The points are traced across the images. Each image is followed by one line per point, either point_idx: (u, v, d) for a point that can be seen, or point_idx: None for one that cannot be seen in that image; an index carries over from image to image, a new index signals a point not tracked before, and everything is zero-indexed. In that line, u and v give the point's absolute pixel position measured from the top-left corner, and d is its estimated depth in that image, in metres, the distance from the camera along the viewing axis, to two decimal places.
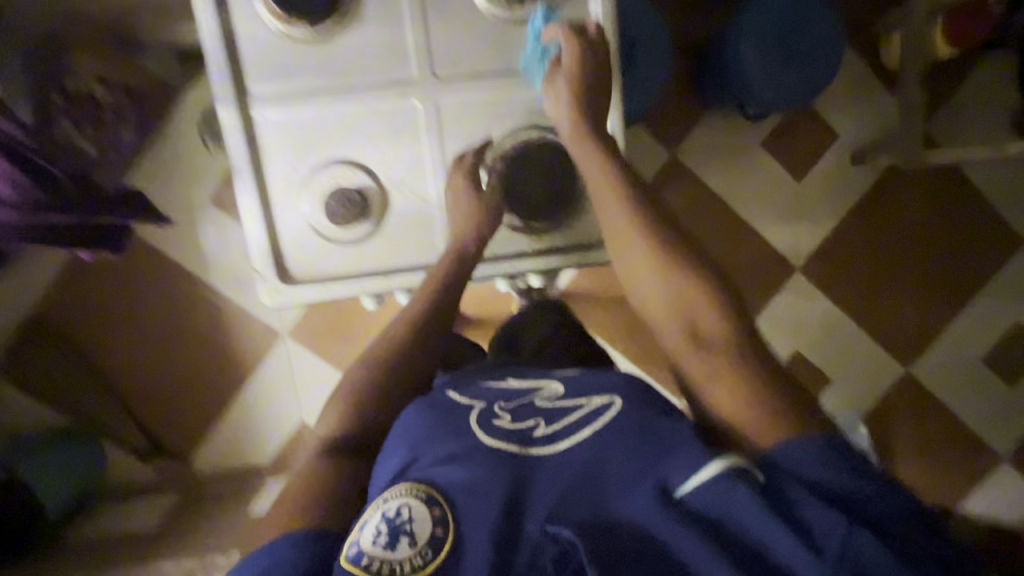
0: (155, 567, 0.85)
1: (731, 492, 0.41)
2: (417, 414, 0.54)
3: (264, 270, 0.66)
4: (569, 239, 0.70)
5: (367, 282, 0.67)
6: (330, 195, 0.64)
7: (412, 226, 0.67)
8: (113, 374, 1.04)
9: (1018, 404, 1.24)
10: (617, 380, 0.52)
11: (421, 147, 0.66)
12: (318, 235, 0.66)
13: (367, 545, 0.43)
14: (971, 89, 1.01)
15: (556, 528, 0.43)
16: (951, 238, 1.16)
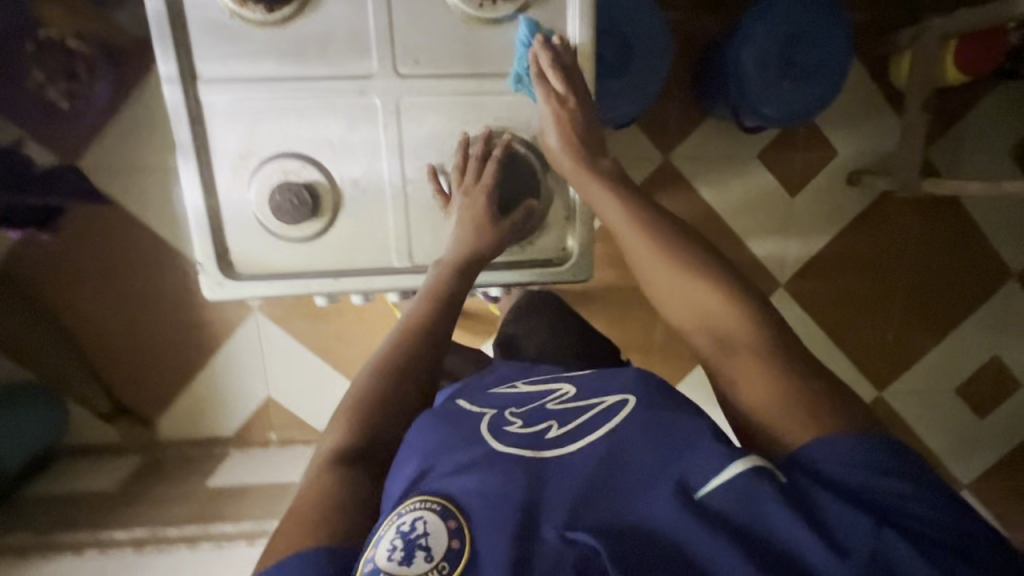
0: (107, 532, 0.85)
1: (757, 489, 0.40)
2: (430, 421, 0.51)
3: (207, 263, 0.64)
4: (528, 255, 0.69)
5: (316, 280, 0.65)
6: (277, 190, 0.62)
7: (365, 229, 0.65)
8: (75, 336, 1.02)
9: (989, 434, 1.24)
10: (630, 380, 0.52)
11: (381, 143, 0.63)
12: (265, 231, 0.64)
13: (383, 562, 0.39)
14: (975, 118, 0.98)
15: (574, 533, 0.39)
16: (940, 266, 1.14)
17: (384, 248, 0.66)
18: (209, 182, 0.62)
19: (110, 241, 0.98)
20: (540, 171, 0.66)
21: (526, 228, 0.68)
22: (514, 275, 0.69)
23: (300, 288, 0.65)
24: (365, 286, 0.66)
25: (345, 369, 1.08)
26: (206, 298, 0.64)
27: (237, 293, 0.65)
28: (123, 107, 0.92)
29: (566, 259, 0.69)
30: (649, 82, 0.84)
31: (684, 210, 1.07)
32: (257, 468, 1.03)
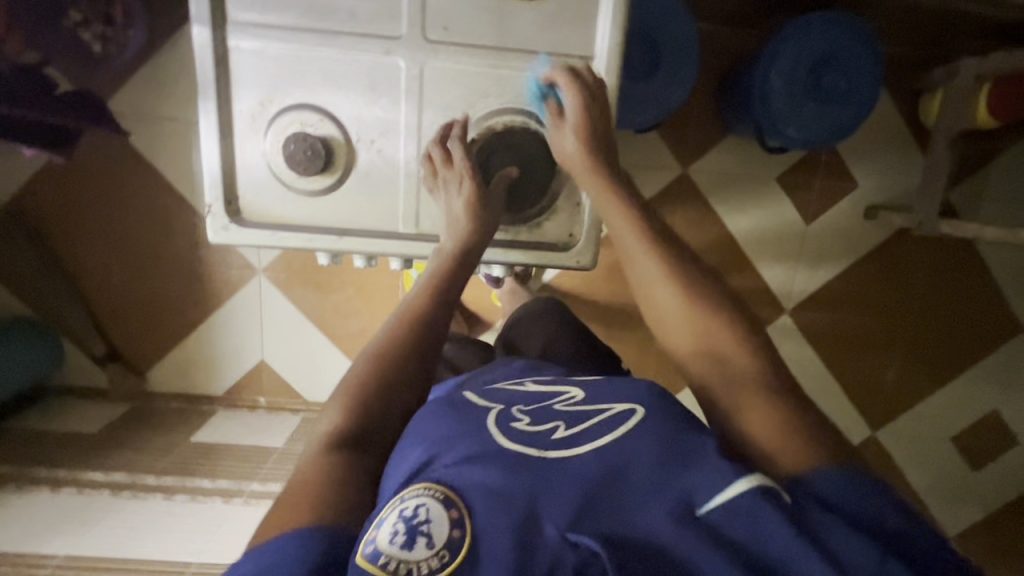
0: (86, 472, 0.85)
1: (761, 510, 0.39)
2: (436, 414, 0.51)
3: (215, 205, 0.63)
4: (538, 237, 0.68)
5: (319, 237, 0.64)
6: (293, 140, 0.60)
7: (374, 190, 0.64)
8: (79, 274, 1.02)
9: (979, 488, 1.22)
10: (642, 390, 0.51)
11: (398, 111, 0.63)
12: (276, 178, 0.63)
13: (385, 544, 0.38)
14: (1001, 165, 0.97)
15: (578, 535, 0.39)
16: (949, 311, 1.13)
17: (392, 213, 0.65)
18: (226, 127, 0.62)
19: (125, 187, 0.99)
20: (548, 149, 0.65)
21: (537, 208, 0.67)
22: (519, 256, 0.67)
23: (302, 242, 0.64)
24: (368, 248, 0.65)
25: (341, 343, 1.08)
26: (210, 240, 0.63)
27: (242, 241, 0.64)
28: (156, 55, 0.93)
29: (572, 244, 0.68)
30: (677, 88, 0.83)
31: (698, 222, 1.06)
32: (241, 429, 1.03)
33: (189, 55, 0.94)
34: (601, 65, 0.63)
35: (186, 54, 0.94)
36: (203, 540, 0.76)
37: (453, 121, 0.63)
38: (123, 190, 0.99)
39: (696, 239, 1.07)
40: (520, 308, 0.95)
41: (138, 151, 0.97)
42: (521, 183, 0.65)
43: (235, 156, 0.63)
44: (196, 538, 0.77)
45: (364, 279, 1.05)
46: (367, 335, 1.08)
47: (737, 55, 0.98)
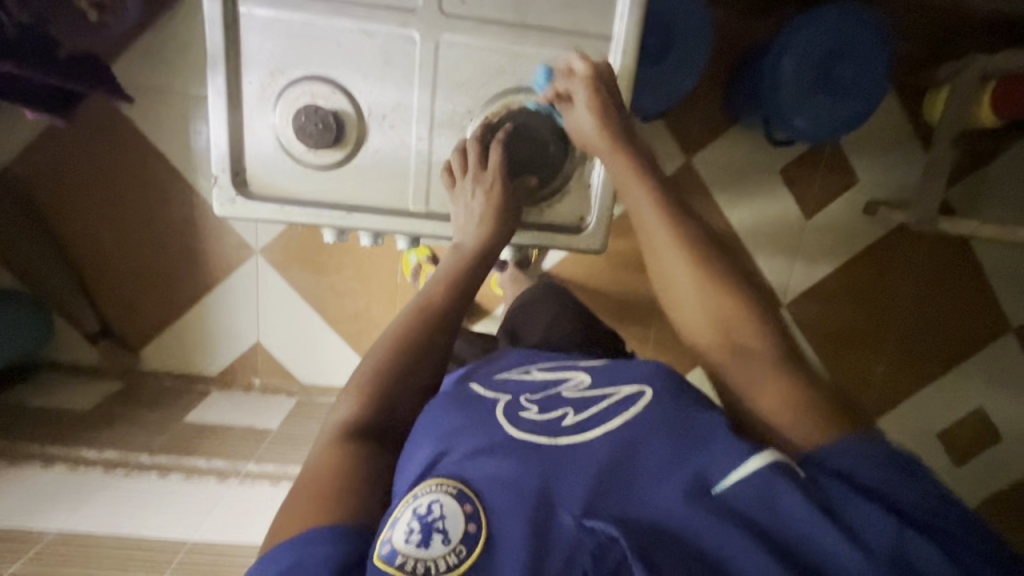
0: (79, 449, 0.84)
1: (776, 486, 0.39)
2: (443, 408, 0.49)
3: (221, 176, 0.61)
4: (550, 218, 0.67)
5: (326, 213, 0.63)
6: (303, 112, 0.59)
7: (383, 168, 0.63)
8: (73, 248, 1.00)
9: (963, 482, 1.25)
10: (642, 372, 0.51)
11: (411, 87, 0.61)
12: (285, 152, 0.61)
13: (401, 543, 0.38)
14: (1001, 165, 0.98)
15: (593, 521, 0.39)
16: (943, 308, 1.14)
17: (401, 192, 0.64)
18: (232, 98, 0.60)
19: (121, 162, 0.97)
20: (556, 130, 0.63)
21: (550, 187, 0.66)
22: (531, 238, 0.67)
23: (308, 216, 0.63)
24: (375, 226, 0.64)
25: (339, 326, 1.07)
26: (215, 212, 0.61)
27: (246, 213, 0.63)
28: (157, 26, 0.91)
29: (584, 227, 0.67)
30: (685, 78, 0.83)
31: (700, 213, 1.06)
32: (237, 410, 1.02)
33: (188, 27, 0.91)
34: (620, 40, 0.61)
35: (184, 26, 0.91)
36: (199, 519, 0.76)
37: (467, 99, 0.62)
38: (120, 163, 0.97)
39: None
40: (523, 293, 0.95)
41: (135, 123, 0.95)
42: (529, 157, 0.63)
43: (239, 128, 0.61)
44: (192, 516, 0.77)
45: (363, 261, 1.04)
46: (366, 318, 1.07)
47: (745, 46, 0.97)
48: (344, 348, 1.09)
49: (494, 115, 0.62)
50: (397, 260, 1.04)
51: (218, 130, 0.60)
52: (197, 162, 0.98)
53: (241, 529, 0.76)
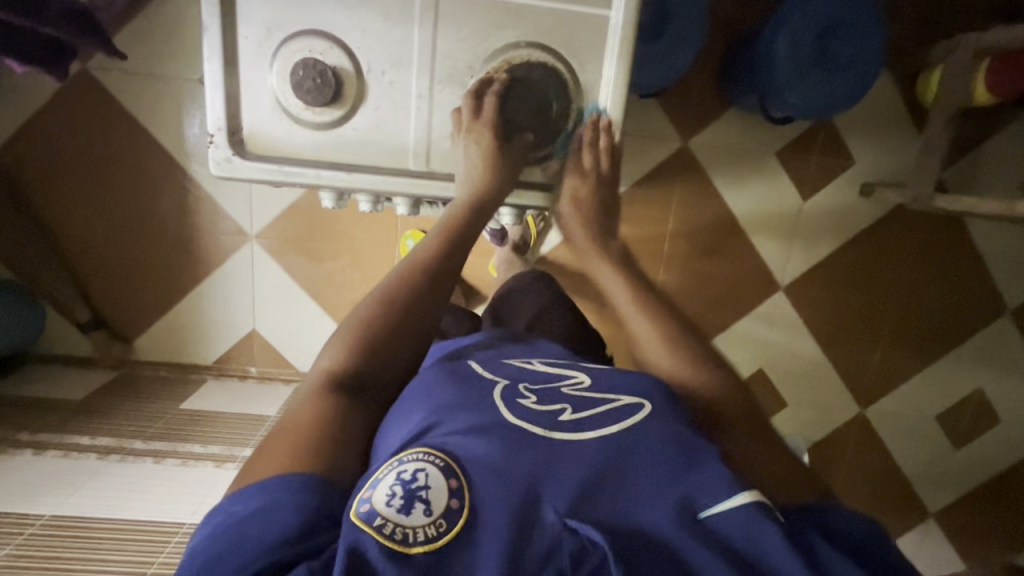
0: (71, 437, 0.83)
1: (759, 524, 0.41)
2: (440, 382, 0.50)
3: (218, 135, 0.60)
4: (553, 179, 0.66)
5: (327, 172, 0.61)
6: (302, 68, 0.58)
7: (380, 133, 0.62)
8: (62, 234, 0.99)
9: (959, 466, 1.25)
10: (644, 384, 0.51)
11: (411, 45, 0.60)
12: (285, 113, 0.60)
13: (381, 505, 0.38)
14: (995, 144, 0.99)
15: (579, 523, 0.40)
16: (940, 289, 1.14)
17: (403, 146, 0.63)
18: (230, 61, 0.59)
19: (113, 147, 0.96)
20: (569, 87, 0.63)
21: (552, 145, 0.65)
22: (526, 198, 0.66)
23: (308, 175, 0.61)
24: (376, 185, 0.62)
25: (335, 313, 1.06)
26: (211, 171, 0.60)
27: (243, 175, 0.61)
28: (151, 6, 0.90)
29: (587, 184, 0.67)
30: (682, 55, 0.83)
31: (697, 195, 1.06)
32: (231, 398, 1.01)
33: (182, 9, 0.90)
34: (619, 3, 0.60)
35: (178, 8, 0.90)
36: (195, 502, 0.75)
37: (469, 54, 0.61)
38: (112, 145, 0.95)
39: (695, 213, 1.07)
40: (508, 283, 0.94)
41: (128, 105, 0.94)
42: (529, 118, 0.63)
43: (237, 96, 0.60)
44: (188, 500, 0.75)
45: (360, 246, 1.03)
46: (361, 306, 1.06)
47: (741, 29, 0.97)
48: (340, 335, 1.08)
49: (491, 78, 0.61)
50: (393, 245, 1.03)
51: (214, 98, 0.59)
52: (192, 147, 0.96)
53: None
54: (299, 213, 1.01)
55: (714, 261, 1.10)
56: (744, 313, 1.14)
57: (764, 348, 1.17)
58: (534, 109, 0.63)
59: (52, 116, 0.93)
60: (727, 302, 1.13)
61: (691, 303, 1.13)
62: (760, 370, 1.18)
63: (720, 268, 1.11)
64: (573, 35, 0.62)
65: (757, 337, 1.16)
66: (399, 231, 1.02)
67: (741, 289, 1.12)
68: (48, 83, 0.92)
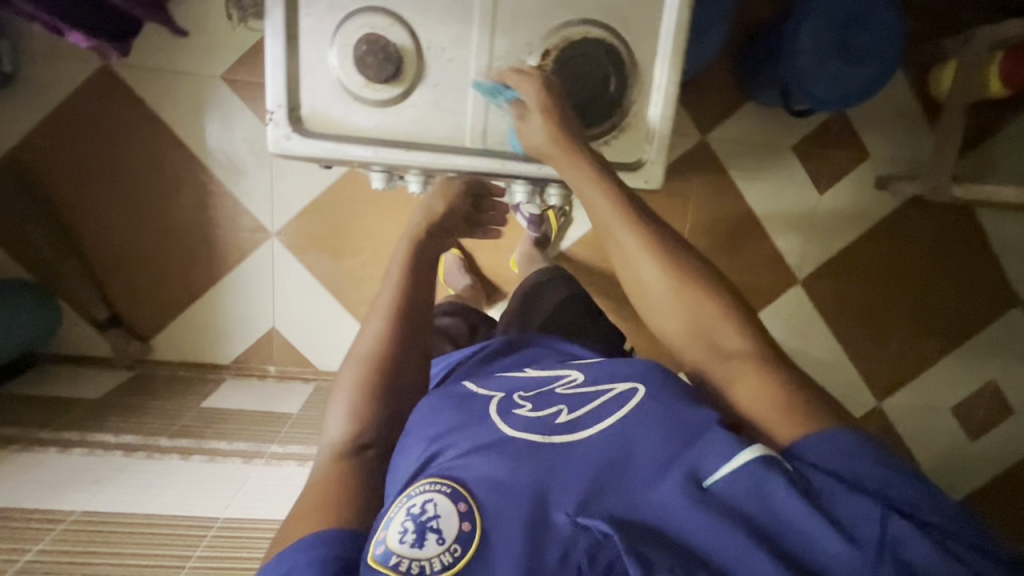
0: (95, 435, 0.82)
1: (764, 479, 0.39)
2: (437, 405, 0.50)
3: (277, 111, 0.58)
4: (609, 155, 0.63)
5: (384, 149, 0.60)
6: (365, 44, 0.56)
7: (432, 112, 0.60)
8: (80, 232, 0.98)
9: (974, 459, 1.26)
10: (635, 369, 0.50)
11: (470, 25, 0.58)
12: (344, 91, 0.58)
13: (395, 544, 0.39)
14: (1007, 137, 1.01)
15: (588, 518, 0.39)
16: (953, 278, 1.15)
17: (459, 126, 0.61)
18: (294, 34, 0.57)
19: (133, 145, 0.95)
20: (624, 61, 0.60)
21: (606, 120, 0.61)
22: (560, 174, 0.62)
23: (364, 153, 0.59)
24: (431, 163, 0.61)
25: (355, 310, 1.06)
26: (270, 149, 0.59)
27: (299, 153, 0.59)
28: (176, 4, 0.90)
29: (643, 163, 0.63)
30: (707, 48, 0.85)
31: (715, 189, 1.07)
32: (252, 397, 1.00)
33: (210, 5, 0.91)
34: None
35: (206, 3, 0.90)
36: (227, 496, 0.74)
37: (526, 33, 0.59)
38: (133, 142, 0.95)
39: (713, 207, 1.08)
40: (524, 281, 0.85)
41: (152, 101, 0.94)
42: (581, 92, 0.60)
43: (296, 68, 0.58)
44: (218, 495, 0.74)
45: (381, 241, 1.02)
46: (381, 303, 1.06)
47: (759, 24, 0.99)
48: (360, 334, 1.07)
49: (544, 63, 0.59)
50: None
51: (274, 76, 0.57)
52: (217, 142, 0.96)
53: (271, 506, 0.73)
54: (321, 209, 1.00)
55: (731, 256, 1.11)
56: (761, 307, 1.15)
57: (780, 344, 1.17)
58: (585, 80, 0.59)
59: (75, 113, 0.93)
60: (745, 296, 1.14)
61: None
62: None
63: (737, 262, 1.12)
64: (630, 11, 0.59)
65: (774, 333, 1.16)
66: None
67: (759, 283, 1.13)
68: (72, 80, 0.92)
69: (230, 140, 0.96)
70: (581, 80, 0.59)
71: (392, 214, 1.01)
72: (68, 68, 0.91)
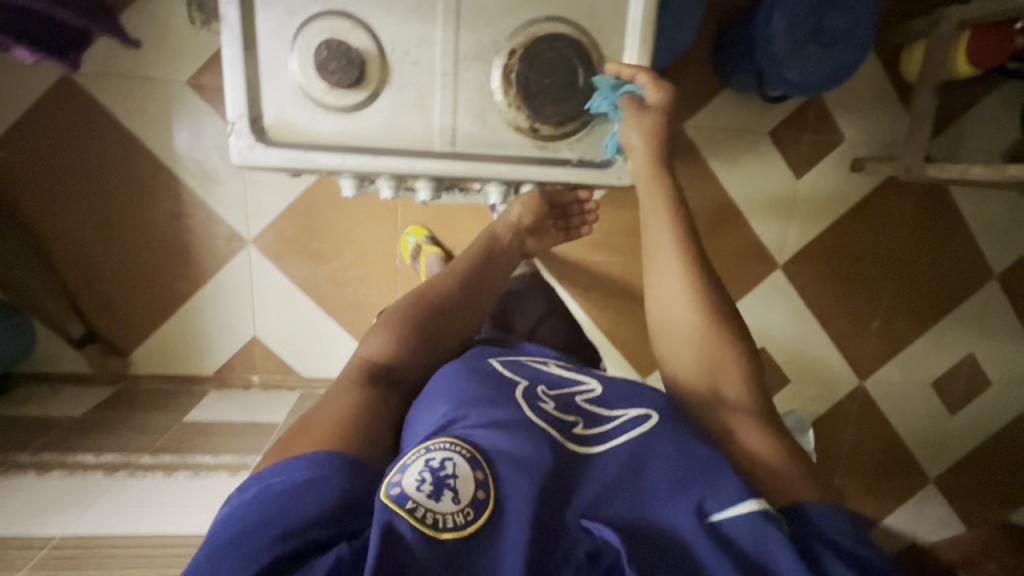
0: (76, 455, 0.80)
1: (764, 530, 0.39)
2: (466, 377, 0.51)
3: (239, 122, 0.57)
4: (577, 153, 0.63)
5: (353, 157, 0.59)
6: (325, 49, 0.55)
7: (406, 112, 0.59)
8: (49, 248, 0.95)
9: (957, 430, 1.29)
10: (657, 399, 0.50)
11: (435, 23, 0.57)
12: (308, 99, 0.57)
13: (412, 489, 0.38)
14: (977, 114, 1.03)
15: (592, 523, 0.39)
16: (932, 255, 1.17)
17: (427, 129, 0.60)
18: (253, 43, 0.55)
19: (100, 156, 0.92)
20: (591, 55, 0.59)
21: (573, 120, 0.61)
22: (522, 171, 0.61)
23: (332, 161, 0.58)
24: (400, 169, 0.59)
25: (339, 315, 1.05)
26: (234, 161, 0.57)
27: (265, 164, 0.58)
28: (133, 9, 0.87)
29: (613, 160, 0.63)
30: (680, 37, 0.84)
31: (694, 179, 1.07)
32: (237, 407, 0.98)
33: (171, 9, 0.88)
34: None
35: (165, 8, 0.88)
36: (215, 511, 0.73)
37: (491, 31, 0.58)
38: (98, 155, 0.92)
39: (693, 196, 1.08)
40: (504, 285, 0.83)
41: (115, 112, 0.91)
42: (551, 91, 0.59)
43: (259, 77, 0.56)
44: (204, 510, 0.73)
45: (361, 243, 1.01)
46: (365, 306, 1.05)
47: (732, 10, 0.99)
48: (345, 340, 1.06)
49: (511, 62, 0.58)
50: (394, 244, 1.01)
51: (234, 84, 0.56)
52: (187, 150, 0.94)
53: None
54: (298, 214, 0.99)
55: (714, 243, 1.12)
56: (745, 293, 1.15)
57: (765, 328, 1.18)
58: (553, 75, 0.59)
59: (37, 124, 0.90)
60: (728, 283, 1.15)
61: None
62: (763, 348, 1.20)
63: (719, 250, 1.12)
64: (600, 3, 0.59)
65: (758, 318, 1.18)
66: (400, 228, 1.01)
67: (741, 269, 1.14)
68: (31, 90, 0.88)
69: (199, 148, 0.94)
70: (550, 76, 0.59)
71: (373, 216, 1.00)
72: (25, 80, 0.88)
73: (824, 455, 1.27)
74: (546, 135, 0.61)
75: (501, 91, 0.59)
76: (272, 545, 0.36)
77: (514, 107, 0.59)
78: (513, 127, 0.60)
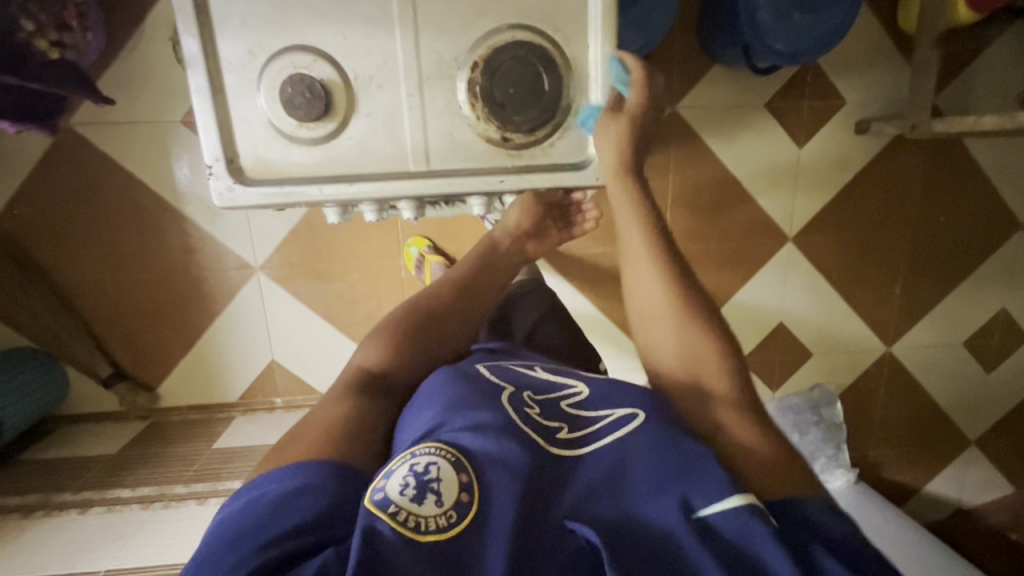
0: (113, 490, 0.84)
1: (751, 527, 0.40)
2: (448, 383, 0.51)
3: (217, 165, 0.58)
4: (546, 162, 0.62)
5: (330, 187, 0.59)
6: (291, 83, 0.56)
7: (380, 132, 0.59)
8: (68, 294, 0.99)
9: (995, 388, 1.24)
10: (643, 395, 0.50)
11: (399, 43, 0.57)
12: (277, 132, 0.58)
13: (395, 494, 0.39)
14: (984, 61, 0.98)
15: (575, 523, 0.39)
16: (953, 208, 1.13)
17: (400, 148, 0.60)
18: (220, 87, 0.57)
19: (105, 201, 0.96)
20: (557, 55, 0.58)
21: (546, 125, 0.60)
22: (485, 181, 0.61)
23: (313, 193, 0.59)
24: (380, 194, 0.60)
25: (351, 330, 1.06)
26: (216, 204, 0.58)
27: (247, 202, 0.60)
28: (119, 55, 0.90)
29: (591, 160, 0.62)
30: (659, 18, 0.82)
31: (691, 159, 1.05)
32: (262, 430, 1.01)
33: (155, 54, 0.90)
34: None
35: (153, 52, 0.90)
36: None
37: (453, 44, 0.58)
38: (104, 201, 0.95)
39: (692, 176, 1.06)
40: None
41: (116, 159, 0.94)
42: (524, 95, 0.59)
43: (232, 117, 0.58)
44: None
45: (364, 257, 1.02)
46: (375, 320, 1.06)
47: None
48: None
49: (474, 76, 0.58)
50: (398, 256, 1.02)
51: (208, 127, 0.57)
52: (188, 185, 0.96)
53: None
54: (300, 235, 1.00)
55: (720, 223, 1.10)
56: (757, 270, 1.13)
57: (781, 302, 1.16)
58: (522, 80, 0.58)
59: (41, 179, 0.94)
60: (738, 261, 1.12)
61: (703, 267, 1.12)
62: (780, 324, 1.17)
63: (725, 228, 1.10)
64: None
65: (773, 293, 1.15)
66: (401, 240, 1.02)
67: (750, 246, 1.11)
68: (33, 148, 0.92)
69: (198, 183, 0.96)
70: (517, 82, 0.58)
71: (373, 228, 1.01)
72: (27, 137, 0.92)
73: (854, 426, 1.24)
74: (519, 143, 0.61)
75: (467, 105, 0.59)
76: (259, 552, 0.38)
77: (483, 120, 0.59)
78: (485, 139, 0.60)
